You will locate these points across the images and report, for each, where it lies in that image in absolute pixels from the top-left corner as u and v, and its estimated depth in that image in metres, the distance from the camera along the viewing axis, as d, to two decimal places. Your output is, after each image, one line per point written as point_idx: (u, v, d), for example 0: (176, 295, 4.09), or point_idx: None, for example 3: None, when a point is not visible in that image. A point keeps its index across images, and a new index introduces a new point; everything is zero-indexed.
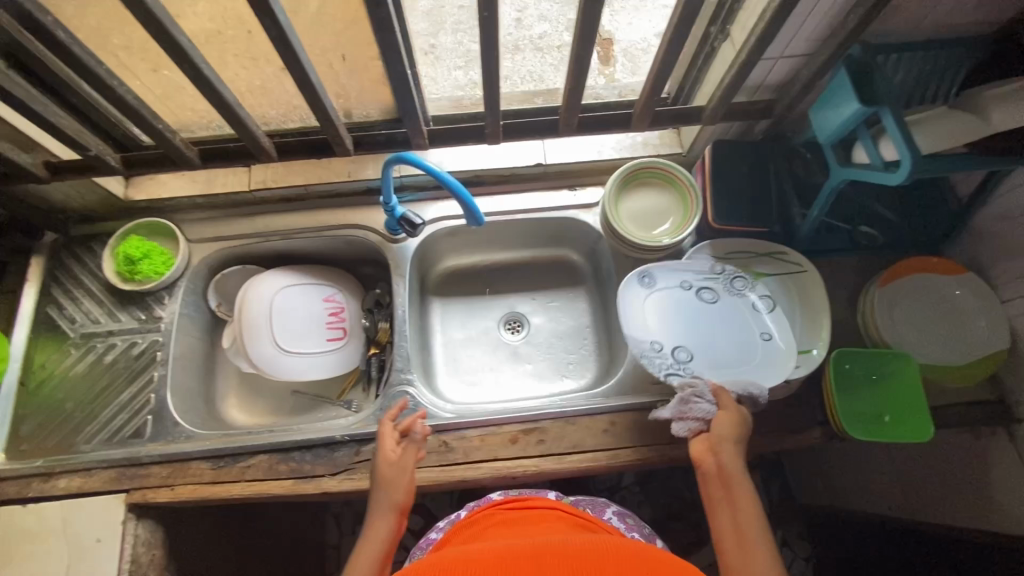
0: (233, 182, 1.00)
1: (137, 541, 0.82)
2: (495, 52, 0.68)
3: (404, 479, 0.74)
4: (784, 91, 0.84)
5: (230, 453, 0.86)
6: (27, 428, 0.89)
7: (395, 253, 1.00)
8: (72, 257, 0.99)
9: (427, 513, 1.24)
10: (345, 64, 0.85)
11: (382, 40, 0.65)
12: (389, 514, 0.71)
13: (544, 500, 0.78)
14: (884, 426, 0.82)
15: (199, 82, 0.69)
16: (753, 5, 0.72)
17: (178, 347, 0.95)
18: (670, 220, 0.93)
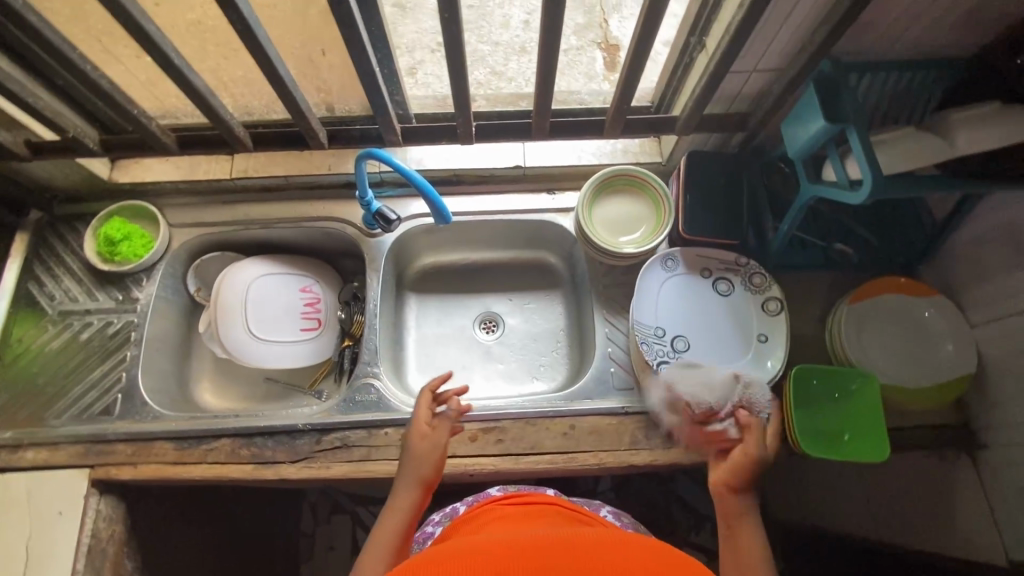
0: (214, 170, 1.02)
1: (99, 516, 0.84)
2: (461, 53, 0.68)
3: (430, 453, 0.75)
4: (758, 104, 0.84)
5: (194, 434, 0.87)
6: (0, 400, 0.91)
7: (372, 248, 1.01)
8: (56, 236, 1.01)
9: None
10: (325, 58, 0.87)
11: (348, 34, 0.66)
12: (413, 485, 0.72)
13: (543, 496, 0.80)
14: (843, 445, 0.82)
15: (169, 69, 0.69)
16: (724, 17, 0.72)
17: (153, 329, 0.97)
18: (642, 227, 0.93)
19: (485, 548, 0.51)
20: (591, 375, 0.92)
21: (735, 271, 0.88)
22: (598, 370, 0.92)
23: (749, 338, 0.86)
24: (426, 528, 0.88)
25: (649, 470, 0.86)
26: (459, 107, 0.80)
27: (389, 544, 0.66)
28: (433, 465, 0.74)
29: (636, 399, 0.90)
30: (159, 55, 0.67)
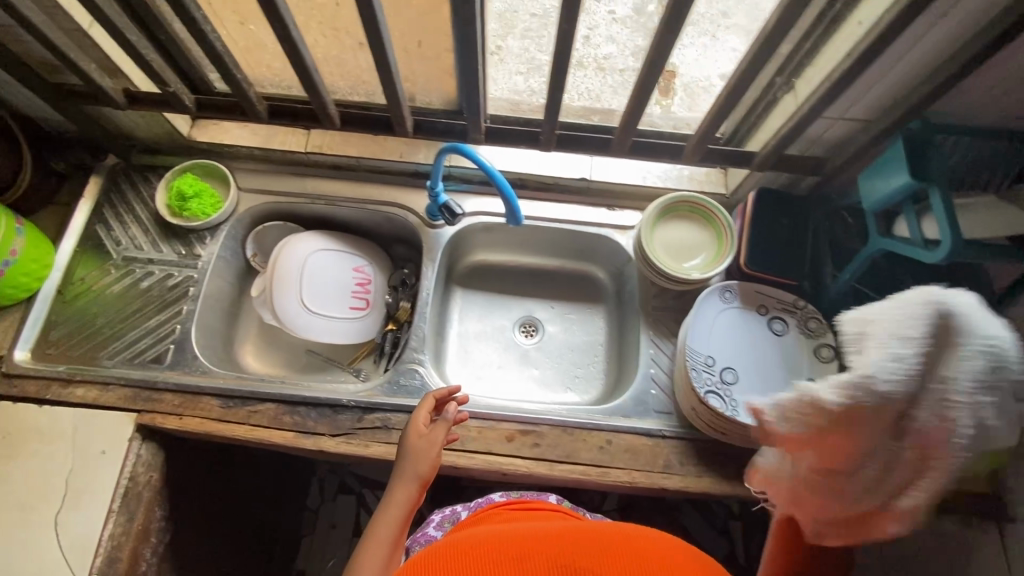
0: (290, 142, 1.05)
1: (138, 461, 0.86)
2: (566, 64, 0.70)
3: (426, 452, 0.75)
4: (837, 151, 0.85)
5: (240, 395, 0.89)
6: (57, 333, 0.94)
7: (430, 238, 1.03)
8: (128, 184, 1.04)
9: None
10: (419, 49, 0.88)
11: (464, 33, 0.68)
12: (405, 484, 0.73)
13: (547, 503, 0.84)
14: None
15: (285, 42, 0.71)
16: (822, 63, 0.74)
17: (210, 287, 0.99)
18: (702, 255, 0.94)
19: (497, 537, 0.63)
20: (631, 393, 0.93)
21: (792, 312, 0.90)
22: (639, 390, 0.93)
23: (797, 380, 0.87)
24: (429, 531, 0.88)
25: (679, 495, 0.87)
26: (547, 113, 0.82)
27: (387, 540, 0.69)
28: (426, 465, 0.75)
29: (674, 423, 0.91)
30: (280, 27, 0.70)
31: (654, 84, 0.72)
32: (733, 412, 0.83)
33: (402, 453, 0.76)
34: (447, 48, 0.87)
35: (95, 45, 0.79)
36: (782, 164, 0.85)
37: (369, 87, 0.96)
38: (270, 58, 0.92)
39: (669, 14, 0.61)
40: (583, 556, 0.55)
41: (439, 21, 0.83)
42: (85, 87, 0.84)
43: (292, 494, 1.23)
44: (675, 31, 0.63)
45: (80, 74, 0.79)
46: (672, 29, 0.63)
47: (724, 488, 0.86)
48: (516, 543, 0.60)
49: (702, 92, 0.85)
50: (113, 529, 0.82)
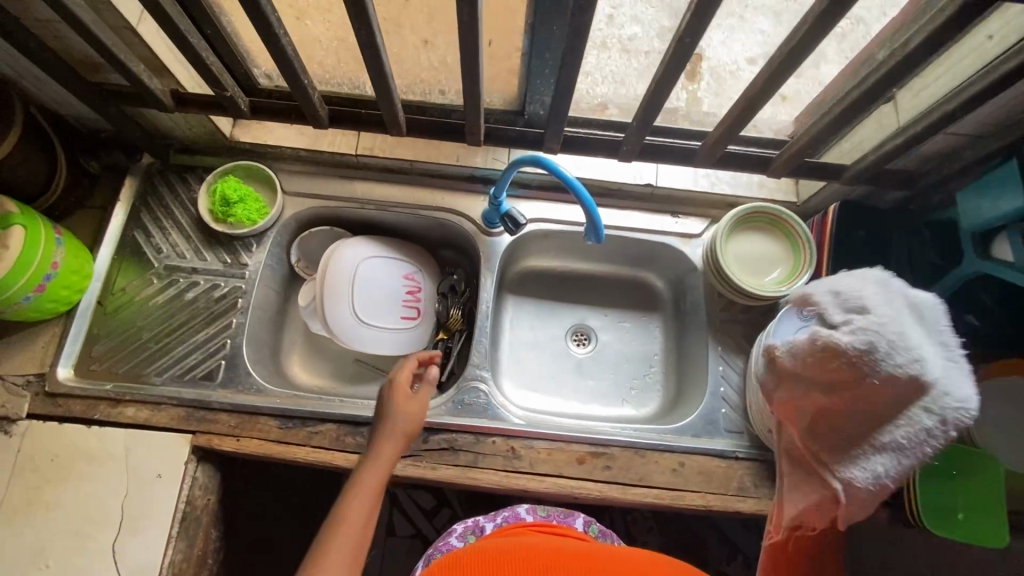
0: (340, 143, 1.00)
1: (195, 484, 0.82)
2: (673, 81, 0.64)
3: (403, 409, 0.76)
4: (935, 166, 0.80)
5: (299, 415, 0.85)
6: (100, 348, 0.89)
7: (486, 246, 0.98)
8: (165, 186, 0.97)
9: (440, 496, 1.25)
10: (489, 49, 0.82)
11: (571, 43, 0.63)
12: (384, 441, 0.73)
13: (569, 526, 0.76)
14: (957, 524, 0.80)
15: (368, 47, 0.66)
16: (938, 76, 0.69)
17: (258, 297, 0.95)
18: (778, 269, 0.91)
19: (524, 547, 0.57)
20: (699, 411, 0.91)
21: None
22: (709, 409, 0.90)
23: None
24: (450, 541, 0.76)
25: (752, 518, 0.85)
26: (637, 125, 0.75)
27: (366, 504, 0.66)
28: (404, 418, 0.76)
29: (746, 444, 0.88)
30: (364, 30, 0.64)
31: (766, 100, 0.67)
32: None
33: (380, 414, 0.76)
34: (520, 49, 0.81)
35: (145, 44, 0.73)
36: (874, 178, 0.81)
37: (428, 87, 0.90)
38: (324, 55, 0.86)
39: (806, 30, 0.56)
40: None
41: (516, 21, 0.76)
42: (131, 87, 0.78)
43: None
44: (809, 48, 0.58)
45: (129, 76, 0.73)
46: (806, 46, 0.58)
47: None
48: (545, 556, 0.54)
49: (730, 77, 0.86)
50: (174, 556, 0.79)
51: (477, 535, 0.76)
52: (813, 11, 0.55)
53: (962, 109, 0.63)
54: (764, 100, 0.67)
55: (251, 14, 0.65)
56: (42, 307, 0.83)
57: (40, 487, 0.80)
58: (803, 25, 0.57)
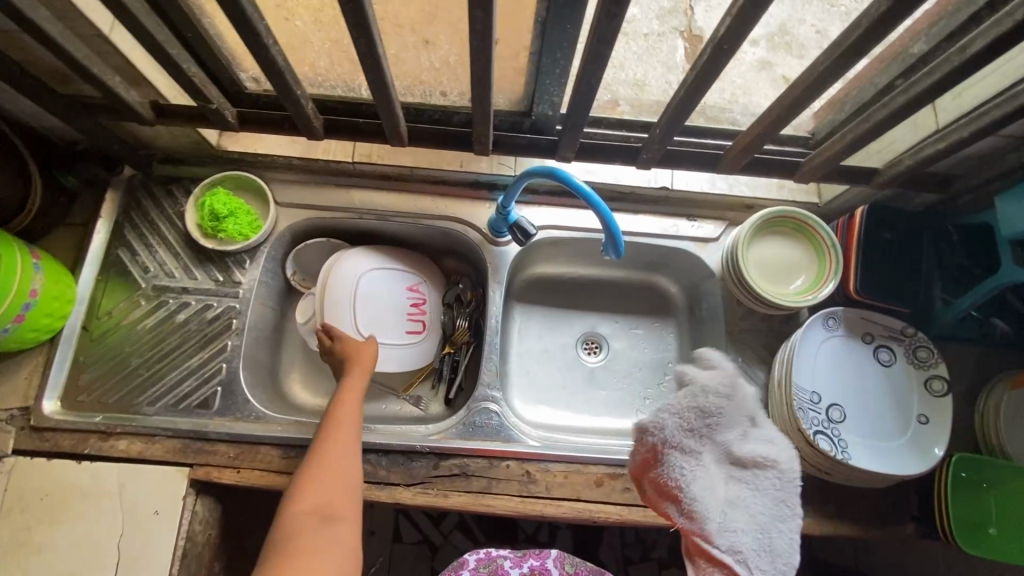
0: (335, 150, 0.93)
1: (195, 519, 0.78)
2: (704, 89, 0.59)
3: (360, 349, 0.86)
4: (974, 168, 0.75)
5: (302, 443, 0.81)
6: (87, 377, 0.83)
7: (493, 256, 0.93)
8: (149, 199, 0.91)
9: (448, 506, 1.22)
10: (496, 49, 0.76)
11: (593, 51, 0.58)
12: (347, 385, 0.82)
13: None
14: (987, 540, 0.78)
15: (368, 58, 0.61)
16: (987, 75, 0.63)
17: (254, 317, 0.89)
18: (801, 277, 0.86)
19: None
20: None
21: (898, 340, 0.83)
22: None
23: (906, 417, 0.80)
24: (462, 575, 0.72)
25: None
26: (657, 132, 0.70)
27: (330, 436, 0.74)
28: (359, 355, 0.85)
29: None
30: (362, 37, 0.58)
31: (803, 107, 0.61)
32: (843, 454, 0.77)
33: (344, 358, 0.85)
34: (529, 48, 0.75)
35: (119, 53, 0.66)
36: (908, 182, 0.76)
37: (429, 88, 0.84)
38: (316, 57, 0.79)
39: (857, 34, 0.51)
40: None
41: (526, 19, 0.70)
42: (106, 99, 0.72)
43: None
44: (858, 53, 0.52)
45: (103, 88, 0.67)
46: (855, 51, 0.52)
47: (823, 527, 0.82)
48: None
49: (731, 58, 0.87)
50: None
51: (496, 573, 0.73)
52: (865, 15, 0.49)
53: (1015, 113, 0.58)
54: (801, 108, 0.61)
55: (235, 21, 0.59)
56: (23, 337, 0.78)
57: (30, 528, 0.76)
58: (854, 27, 0.51)
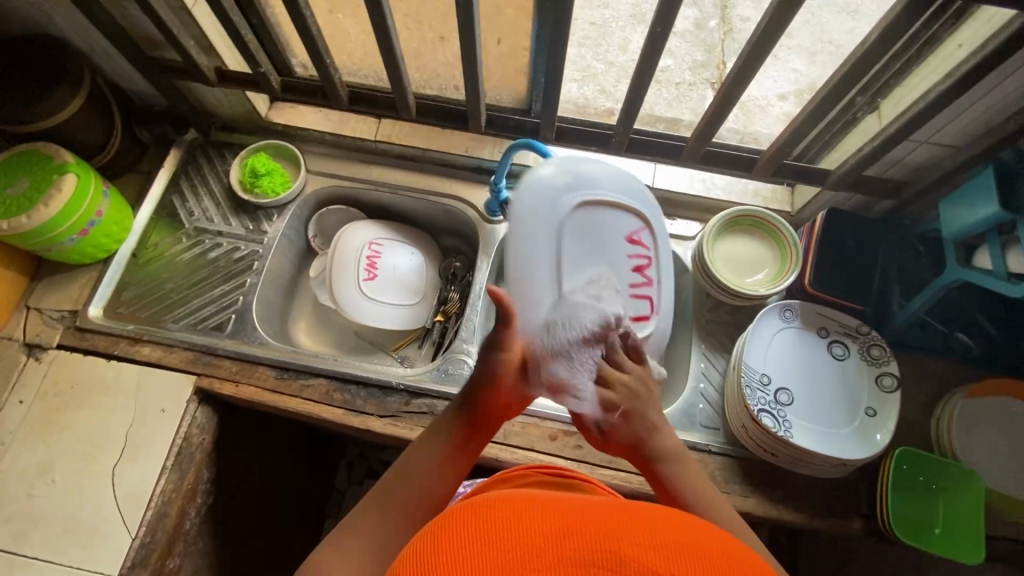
0: (361, 130, 1.08)
1: (193, 422, 0.89)
2: (655, 62, 0.72)
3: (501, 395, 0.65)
4: (920, 176, 0.82)
5: (295, 368, 0.92)
6: (129, 294, 0.99)
7: (486, 233, 1.04)
8: (204, 158, 1.08)
9: None
10: (498, 47, 0.90)
11: (556, 33, 0.72)
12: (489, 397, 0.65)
13: (578, 474, 0.67)
14: (934, 539, 0.79)
15: (380, 28, 0.76)
16: (913, 83, 0.72)
17: (273, 263, 1.03)
18: (765, 270, 0.93)
19: (545, 500, 0.38)
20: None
21: (853, 337, 0.88)
22: (686, 403, 0.91)
23: (855, 408, 0.84)
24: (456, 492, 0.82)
25: None
26: (625, 113, 0.82)
27: (442, 444, 0.62)
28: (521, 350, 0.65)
29: (721, 439, 0.88)
30: (377, 12, 0.73)
31: (739, 92, 0.74)
32: (786, 433, 0.81)
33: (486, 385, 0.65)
34: (526, 47, 0.89)
35: (197, 23, 0.85)
36: (856, 184, 0.84)
37: (444, 82, 0.97)
38: (353, 47, 0.95)
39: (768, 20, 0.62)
40: (623, 543, 0.32)
41: (524, 20, 0.84)
42: (183, 62, 0.90)
43: (320, 475, 1.24)
44: (770, 40, 0.65)
45: (180, 48, 0.84)
46: (769, 37, 0.65)
47: (767, 509, 0.84)
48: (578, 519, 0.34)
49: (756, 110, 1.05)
50: (165, 485, 0.85)
51: None
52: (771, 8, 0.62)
53: (925, 111, 0.67)
54: (741, 92, 0.73)
55: None
56: (84, 250, 0.94)
57: (58, 409, 0.88)
58: (769, 12, 0.62)
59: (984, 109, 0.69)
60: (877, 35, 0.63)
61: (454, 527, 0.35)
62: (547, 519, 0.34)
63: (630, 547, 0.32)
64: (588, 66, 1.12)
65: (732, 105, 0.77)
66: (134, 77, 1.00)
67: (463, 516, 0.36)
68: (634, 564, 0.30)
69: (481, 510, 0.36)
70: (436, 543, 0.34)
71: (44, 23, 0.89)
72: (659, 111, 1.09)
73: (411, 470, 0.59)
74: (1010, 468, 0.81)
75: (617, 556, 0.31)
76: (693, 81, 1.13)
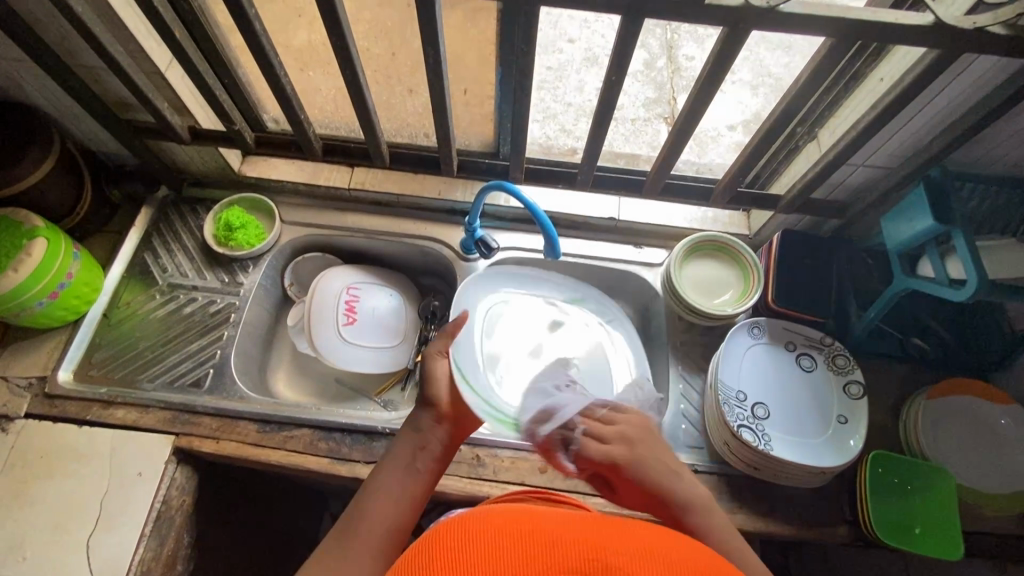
0: (335, 178, 1.10)
1: (172, 484, 0.87)
2: (614, 105, 0.78)
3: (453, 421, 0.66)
4: (861, 195, 0.89)
5: (278, 420, 0.90)
6: (100, 356, 0.96)
7: (463, 272, 1.06)
8: (176, 215, 1.09)
9: None
10: (465, 96, 0.95)
11: (520, 83, 0.77)
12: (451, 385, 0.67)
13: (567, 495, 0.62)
14: (914, 539, 0.81)
15: (353, 85, 0.80)
16: (845, 113, 0.79)
17: (250, 314, 1.03)
18: (730, 291, 0.97)
19: (530, 515, 0.41)
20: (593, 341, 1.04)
21: (819, 349, 0.92)
22: (670, 424, 0.93)
23: (828, 417, 0.87)
24: None
25: None
26: (589, 155, 0.88)
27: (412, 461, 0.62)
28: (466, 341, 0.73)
29: (706, 458, 0.91)
30: (350, 70, 0.77)
31: (691, 127, 0.80)
32: (765, 446, 0.84)
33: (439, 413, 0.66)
34: (491, 95, 0.94)
35: (170, 85, 0.87)
36: (806, 206, 0.90)
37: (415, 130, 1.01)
38: (323, 102, 0.99)
39: (713, 63, 0.69)
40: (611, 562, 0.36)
41: (488, 70, 0.90)
42: (156, 123, 0.91)
43: (304, 530, 1.19)
44: (715, 81, 0.71)
45: (153, 110, 0.86)
46: (714, 80, 0.71)
47: (756, 524, 0.86)
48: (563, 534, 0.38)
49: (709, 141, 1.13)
50: (144, 553, 0.82)
51: None
52: (713, 53, 0.68)
53: (859, 138, 0.74)
54: (693, 129, 0.80)
55: (258, 57, 0.77)
56: (54, 314, 0.92)
57: (27, 481, 0.85)
58: (713, 54, 0.68)
59: (909, 132, 0.76)
60: (808, 73, 0.70)
61: (449, 540, 0.39)
62: (540, 540, 0.38)
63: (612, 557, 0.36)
64: (550, 108, 1.19)
65: (686, 140, 0.83)
66: (104, 139, 1.01)
67: (459, 532, 0.39)
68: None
69: (474, 528, 0.39)
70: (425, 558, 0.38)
71: (12, 92, 0.90)
72: (619, 147, 1.16)
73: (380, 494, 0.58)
74: (974, 462, 0.86)
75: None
76: (647, 116, 1.21)
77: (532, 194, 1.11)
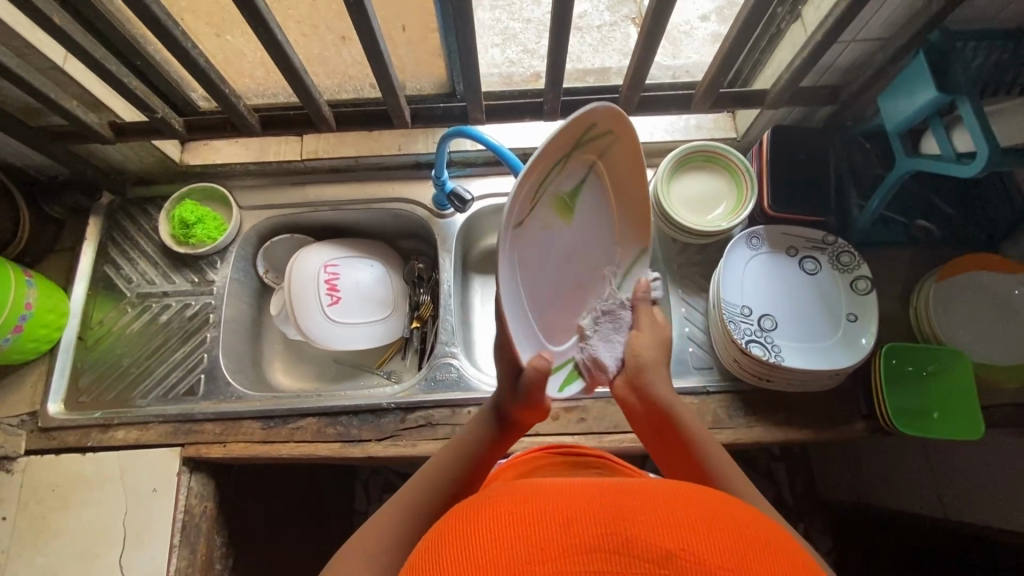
0: (285, 151, 1.03)
1: (191, 492, 0.86)
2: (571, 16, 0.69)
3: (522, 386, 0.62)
4: (854, 75, 0.81)
5: (279, 414, 0.88)
6: (86, 379, 0.93)
7: (441, 228, 1.00)
8: (128, 219, 1.02)
9: None
10: (405, 35, 0.84)
11: (458, 10, 0.67)
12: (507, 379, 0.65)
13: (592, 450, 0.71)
14: (933, 424, 0.81)
15: (271, 45, 0.70)
16: None
17: (229, 311, 0.98)
18: (724, 203, 0.92)
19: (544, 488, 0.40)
20: None
21: (821, 249, 0.88)
22: (676, 350, 0.91)
23: (837, 318, 0.85)
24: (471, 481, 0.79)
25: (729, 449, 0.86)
26: (552, 80, 0.80)
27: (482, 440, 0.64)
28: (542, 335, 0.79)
29: (716, 378, 0.89)
30: (262, 28, 0.67)
31: (660, 28, 0.70)
32: (776, 358, 0.81)
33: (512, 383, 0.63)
34: (433, 28, 0.83)
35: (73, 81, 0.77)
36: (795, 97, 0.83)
37: (357, 83, 0.92)
38: (251, 68, 0.88)
39: None
40: (637, 525, 0.34)
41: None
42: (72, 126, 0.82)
43: (337, 503, 1.22)
44: None
45: (62, 112, 0.77)
46: None
47: (774, 435, 0.85)
48: (584, 504, 0.36)
49: (683, 37, 1.03)
50: (178, 562, 0.83)
51: None
52: None
53: (849, 12, 0.66)
54: (662, 32, 0.71)
55: (156, 32, 0.67)
56: (24, 348, 0.87)
57: (44, 515, 0.84)
58: None
59: None
60: None
61: (459, 525, 0.38)
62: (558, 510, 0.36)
63: (637, 522, 0.34)
64: (506, 27, 1.07)
65: (656, 48, 0.74)
66: (26, 151, 0.92)
67: (471, 516, 0.38)
68: (642, 538, 0.33)
69: (487, 511, 0.38)
70: (442, 542, 0.37)
71: None
72: (587, 61, 1.05)
73: (442, 469, 0.61)
74: (989, 338, 0.84)
75: (624, 541, 0.33)
76: (612, 19, 1.08)
77: (498, 132, 1.02)
